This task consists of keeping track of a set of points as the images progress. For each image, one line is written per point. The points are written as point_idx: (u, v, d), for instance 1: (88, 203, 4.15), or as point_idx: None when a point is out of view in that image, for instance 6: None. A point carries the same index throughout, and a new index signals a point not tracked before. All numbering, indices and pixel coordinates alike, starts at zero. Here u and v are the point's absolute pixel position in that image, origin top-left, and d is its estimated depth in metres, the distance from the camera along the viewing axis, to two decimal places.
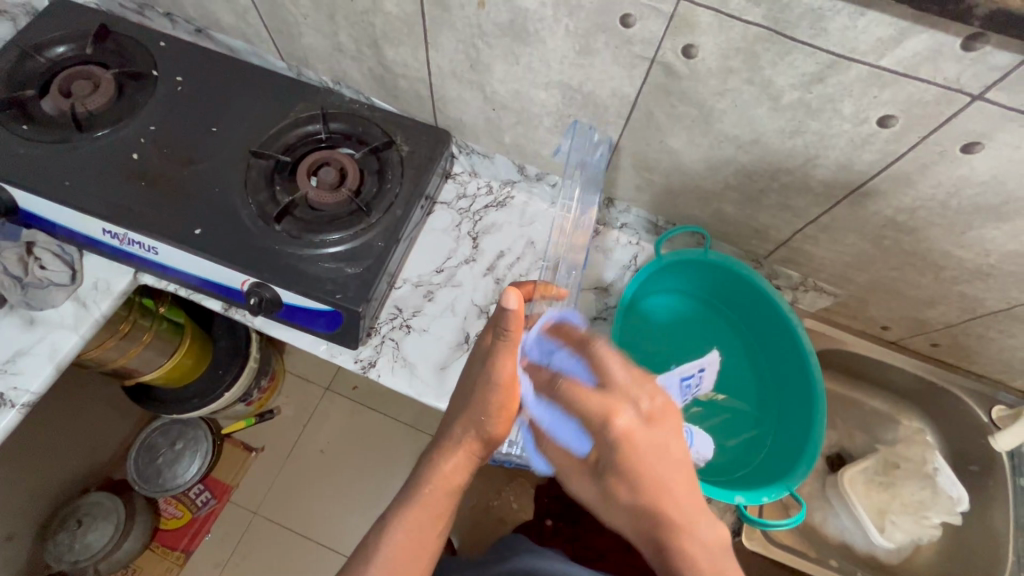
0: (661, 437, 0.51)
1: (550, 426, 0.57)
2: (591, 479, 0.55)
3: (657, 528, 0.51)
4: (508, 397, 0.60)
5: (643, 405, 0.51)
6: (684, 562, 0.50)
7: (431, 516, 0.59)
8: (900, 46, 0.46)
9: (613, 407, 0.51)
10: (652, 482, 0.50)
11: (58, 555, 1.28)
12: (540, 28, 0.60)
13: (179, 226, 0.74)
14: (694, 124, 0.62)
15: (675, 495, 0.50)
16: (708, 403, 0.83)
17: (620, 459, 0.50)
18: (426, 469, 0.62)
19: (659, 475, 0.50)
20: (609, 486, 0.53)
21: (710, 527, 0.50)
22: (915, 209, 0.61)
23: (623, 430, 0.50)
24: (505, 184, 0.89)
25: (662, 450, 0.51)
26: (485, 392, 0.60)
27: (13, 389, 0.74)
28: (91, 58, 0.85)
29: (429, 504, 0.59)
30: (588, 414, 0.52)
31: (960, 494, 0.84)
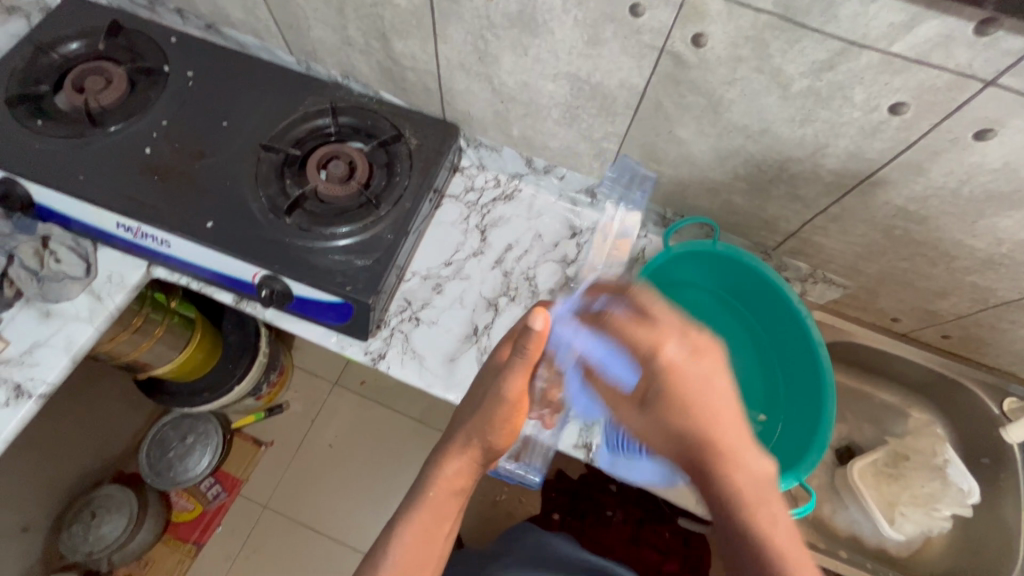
0: (704, 371, 0.53)
1: (602, 361, 0.58)
2: (638, 416, 0.57)
3: (706, 457, 0.52)
4: (514, 412, 0.60)
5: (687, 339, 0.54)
6: (734, 491, 0.50)
7: (437, 516, 0.60)
8: (911, 32, 0.46)
9: (661, 338, 0.53)
10: (702, 411, 0.52)
11: (72, 546, 1.30)
12: (548, 18, 0.60)
13: (192, 220, 0.75)
14: (703, 113, 0.62)
15: (722, 424, 0.52)
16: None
17: (671, 387, 0.53)
18: (436, 460, 0.62)
19: (707, 401, 0.52)
20: (657, 416, 0.54)
21: (758, 460, 0.52)
22: (926, 198, 0.60)
23: (672, 360, 0.53)
24: (513, 177, 0.90)
25: (704, 378, 0.53)
26: (489, 405, 0.60)
27: (30, 380, 0.75)
28: (103, 54, 0.86)
29: (435, 506, 0.60)
30: (637, 346, 0.54)
31: (970, 487, 0.83)
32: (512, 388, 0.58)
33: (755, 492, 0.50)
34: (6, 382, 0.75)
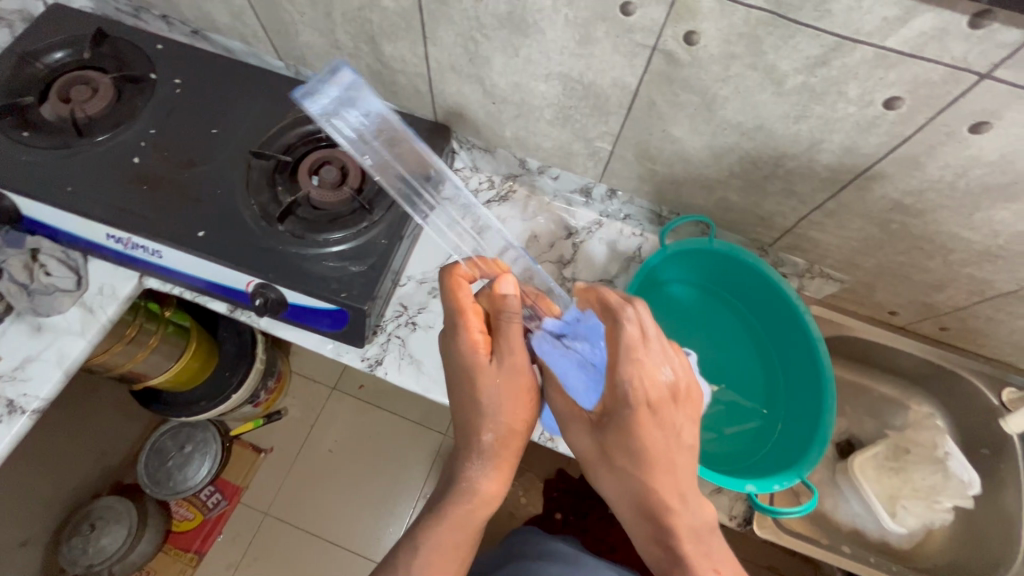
0: (676, 413, 0.56)
1: (563, 377, 0.59)
2: (591, 435, 0.60)
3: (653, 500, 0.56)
4: (514, 396, 0.60)
5: (669, 373, 0.55)
6: (673, 538, 0.55)
7: (461, 529, 0.60)
8: (905, 26, 0.45)
9: (640, 370, 0.54)
10: (654, 454, 0.55)
11: (72, 559, 1.28)
12: (538, 18, 0.59)
13: (183, 229, 0.74)
14: (696, 111, 0.62)
15: (674, 474, 0.56)
16: (718, 394, 0.82)
17: (635, 425, 0.55)
18: None
19: (665, 443, 0.55)
20: (609, 442, 0.58)
21: (700, 510, 0.56)
22: (922, 192, 0.60)
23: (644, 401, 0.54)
24: (507, 179, 0.89)
25: (662, 421, 0.55)
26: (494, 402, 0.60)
27: (22, 396, 0.74)
28: (88, 62, 0.85)
29: (460, 518, 0.60)
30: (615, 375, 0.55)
31: (971, 479, 0.84)
32: (515, 380, 0.60)
33: (693, 537, 0.55)
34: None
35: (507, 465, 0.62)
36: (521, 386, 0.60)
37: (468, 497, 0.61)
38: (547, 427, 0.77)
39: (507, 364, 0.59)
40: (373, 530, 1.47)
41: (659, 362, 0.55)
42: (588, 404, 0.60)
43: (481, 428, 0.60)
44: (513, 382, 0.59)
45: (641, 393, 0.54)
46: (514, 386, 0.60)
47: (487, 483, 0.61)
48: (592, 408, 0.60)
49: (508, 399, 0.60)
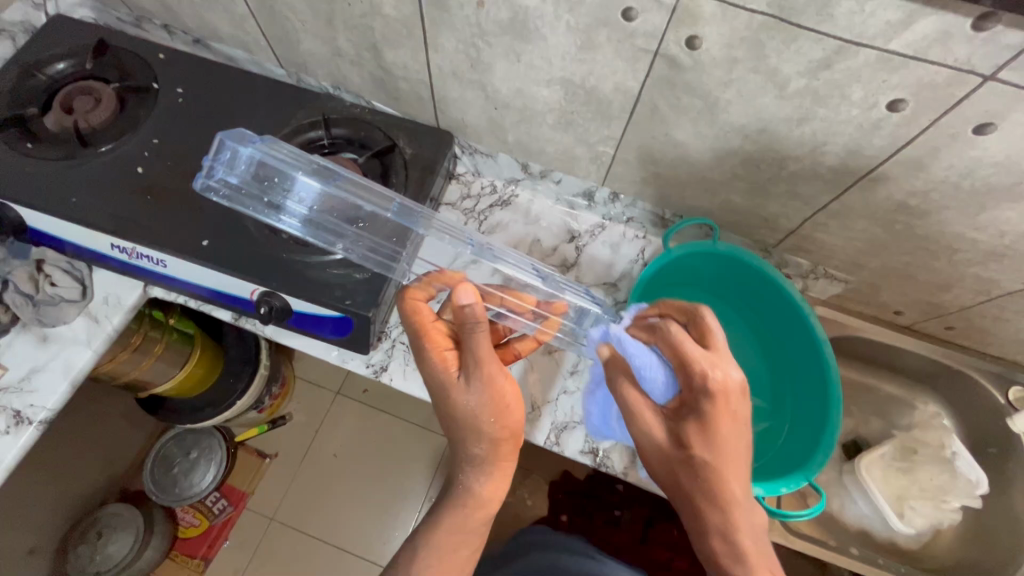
0: (743, 412, 0.56)
1: (639, 367, 0.61)
2: (661, 430, 0.58)
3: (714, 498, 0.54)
4: (500, 408, 0.59)
5: (737, 371, 0.56)
6: (731, 532, 0.54)
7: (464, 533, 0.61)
8: (909, 29, 0.45)
9: (718, 362, 0.55)
10: (723, 450, 0.54)
11: (79, 568, 1.29)
12: (540, 24, 0.59)
13: (187, 238, 0.74)
14: (699, 115, 0.62)
15: (738, 472, 0.55)
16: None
17: (712, 414, 0.54)
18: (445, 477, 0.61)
19: (734, 439, 0.54)
20: (682, 436, 0.56)
21: (756, 511, 0.55)
22: (927, 192, 0.60)
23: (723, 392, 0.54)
24: (509, 183, 0.89)
25: (735, 418, 0.54)
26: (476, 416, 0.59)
27: (29, 407, 0.75)
28: (91, 73, 0.85)
29: (463, 523, 0.61)
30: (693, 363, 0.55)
31: (978, 478, 0.83)
32: (494, 391, 0.58)
33: (752, 534, 0.55)
34: (5, 409, 0.74)
35: (500, 469, 0.62)
36: (505, 394, 0.59)
37: (467, 502, 0.61)
38: (552, 430, 0.77)
39: (483, 377, 0.58)
40: (378, 534, 1.47)
41: (728, 357, 0.56)
42: (660, 398, 0.61)
43: (471, 439, 0.60)
44: (491, 393, 0.58)
45: (723, 380, 0.54)
46: (496, 396, 0.58)
47: (483, 486, 0.62)
48: (664, 402, 0.60)
49: (490, 413, 0.58)
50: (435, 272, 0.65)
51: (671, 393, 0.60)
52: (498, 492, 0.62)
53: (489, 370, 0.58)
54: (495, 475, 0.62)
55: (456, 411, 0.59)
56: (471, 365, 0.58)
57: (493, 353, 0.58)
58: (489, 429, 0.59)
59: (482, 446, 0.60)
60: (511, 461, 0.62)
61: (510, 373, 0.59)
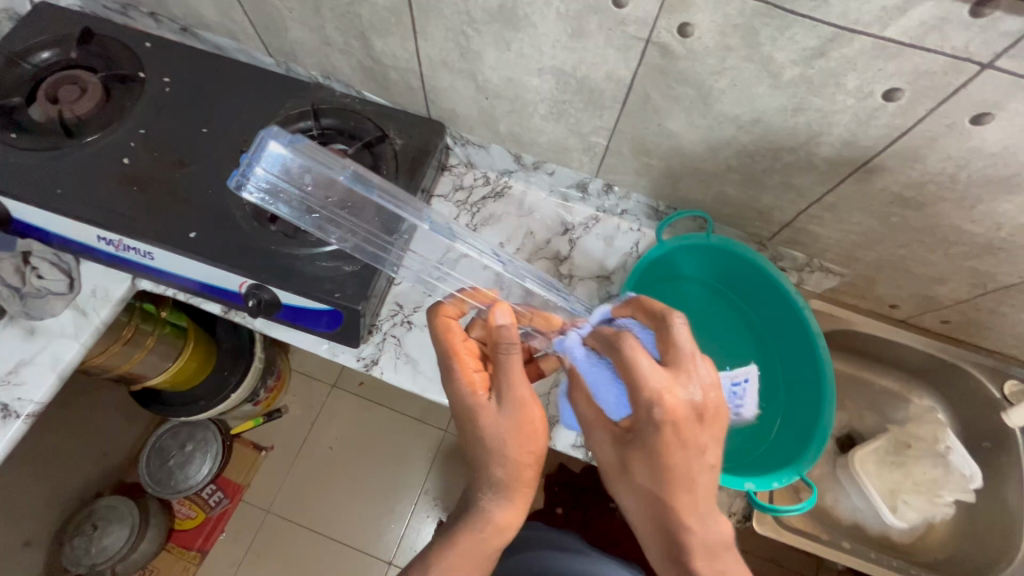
0: (705, 436, 0.54)
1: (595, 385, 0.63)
2: (617, 447, 0.61)
3: (669, 517, 0.56)
4: (524, 436, 0.58)
5: (695, 391, 0.54)
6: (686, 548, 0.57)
7: (480, 548, 0.60)
8: (905, 15, 0.44)
9: (665, 385, 0.53)
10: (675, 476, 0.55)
11: (75, 559, 1.29)
12: (530, 12, 0.58)
13: (173, 230, 0.73)
14: (692, 105, 0.61)
15: (694, 494, 0.55)
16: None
17: (662, 448, 0.54)
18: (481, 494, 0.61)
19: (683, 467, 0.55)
20: (632, 460, 0.58)
21: (716, 529, 0.57)
22: (923, 184, 0.59)
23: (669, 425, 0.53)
24: (502, 174, 0.88)
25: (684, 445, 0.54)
26: (500, 447, 0.58)
27: (17, 400, 0.74)
28: (76, 62, 0.84)
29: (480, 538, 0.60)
30: (637, 387, 0.54)
31: (972, 472, 0.83)
32: (524, 417, 0.58)
33: (705, 553, 0.57)
34: None
35: (520, 496, 0.61)
36: (533, 419, 0.58)
37: (481, 524, 0.60)
38: (544, 424, 0.76)
39: (513, 403, 0.57)
40: (374, 526, 1.48)
41: (686, 375, 0.54)
42: (615, 414, 0.63)
43: (493, 463, 0.59)
44: (521, 417, 0.58)
45: (671, 412, 0.53)
46: (525, 423, 0.58)
47: (501, 510, 0.61)
48: (619, 419, 0.62)
49: (515, 437, 0.58)
50: (469, 290, 0.67)
51: (625, 410, 0.61)
52: (517, 513, 0.62)
53: (523, 397, 0.57)
54: (516, 500, 0.61)
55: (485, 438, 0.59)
56: (507, 392, 0.58)
57: (528, 382, 0.58)
58: (512, 453, 0.58)
59: (513, 473, 0.59)
60: (531, 487, 0.61)
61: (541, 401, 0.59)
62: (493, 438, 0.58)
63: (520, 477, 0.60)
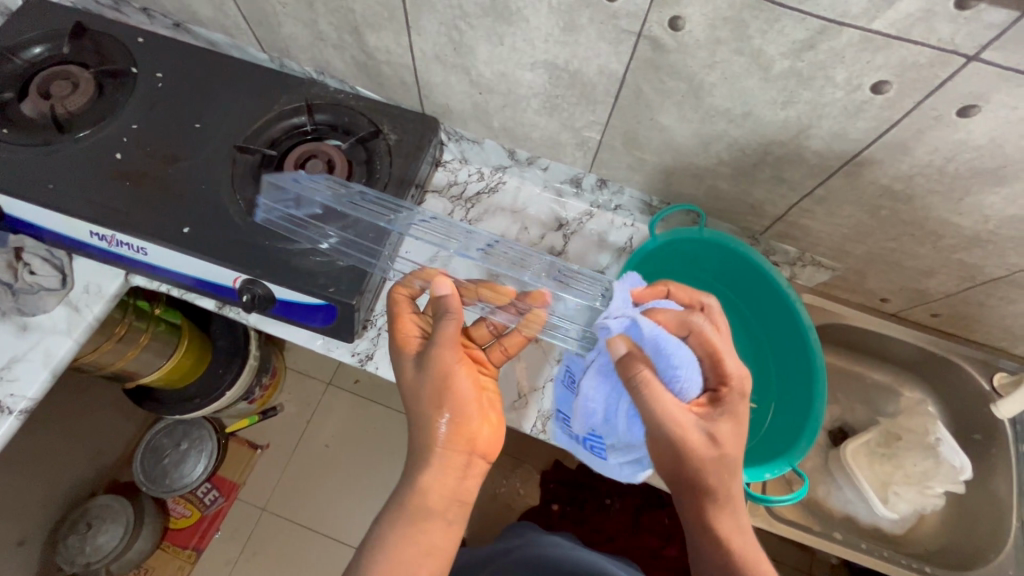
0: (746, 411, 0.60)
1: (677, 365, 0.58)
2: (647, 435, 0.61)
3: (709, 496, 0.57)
4: (451, 389, 0.60)
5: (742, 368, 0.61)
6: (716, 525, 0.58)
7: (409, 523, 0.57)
8: (892, 8, 0.45)
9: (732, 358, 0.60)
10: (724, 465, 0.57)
11: (70, 558, 1.29)
12: (522, 6, 0.58)
13: (166, 225, 0.73)
14: (683, 98, 0.61)
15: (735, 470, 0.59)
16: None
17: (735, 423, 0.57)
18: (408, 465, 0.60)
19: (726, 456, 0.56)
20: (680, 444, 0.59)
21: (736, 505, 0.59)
22: (911, 177, 0.59)
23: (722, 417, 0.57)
24: (496, 170, 0.88)
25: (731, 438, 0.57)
26: (426, 400, 0.60)
27: (9, 396, 0.74)
28: (68, 57, 0.83)
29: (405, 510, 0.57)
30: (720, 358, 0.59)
31: (963, 463, 0.82)
32: (452, 372, 0.60)
33: (735, 528, 0.58)
34: None
35: (449, 462, 0.59)
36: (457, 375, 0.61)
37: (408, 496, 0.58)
38: (539, 417, 0.77)
39: (434, 359, 0.60)
40: (370, 522, 1.48)
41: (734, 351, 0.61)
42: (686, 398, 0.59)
43: (422, 422, 0.60)
44: (444, 370, 0.60)
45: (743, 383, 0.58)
46: (447, 379, 0.60)
47: (430, 478, 0.58)
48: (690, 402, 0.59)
49: (432, 394, 0.60)
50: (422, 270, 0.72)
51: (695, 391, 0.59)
52: (447, 490, 0.59)
53: (438, 352, 0.60)
54: (444, 471, 0.59)
55: (411, 399, 0.62)
56: (427, 350, 0.61)
57: (452, 340, 0.61)
58: (431, 410, 0.60)
59: (432, 435, 0.59)
60: (463, 453, 0.60)
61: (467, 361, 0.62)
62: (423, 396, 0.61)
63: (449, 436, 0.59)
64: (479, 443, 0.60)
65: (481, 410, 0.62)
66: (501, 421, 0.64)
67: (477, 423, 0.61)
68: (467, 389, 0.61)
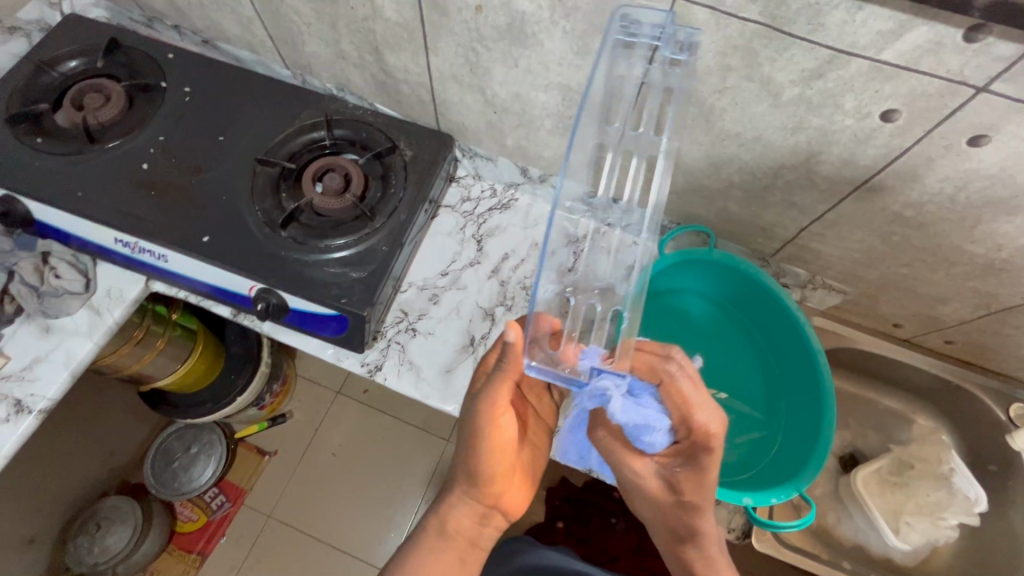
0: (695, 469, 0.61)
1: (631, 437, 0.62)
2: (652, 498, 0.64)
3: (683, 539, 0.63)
4: (489, 445, 0.63)
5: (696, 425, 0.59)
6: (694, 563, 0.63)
7: (431, 554, 0.65)
8: (900, 39, 0.45)
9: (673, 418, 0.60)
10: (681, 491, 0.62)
11: (78, 558, 1.31)
12: (537, 30, 0.60)
13: (188, 235, 0.76)
14: (694, 122, 0.62)
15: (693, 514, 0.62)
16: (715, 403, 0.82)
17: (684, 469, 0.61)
18: (437, 502, 0.68)
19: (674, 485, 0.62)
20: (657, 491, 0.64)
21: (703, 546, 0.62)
22: (923, 204, 0.59)
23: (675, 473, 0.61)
24: (509, 187, 0.92)
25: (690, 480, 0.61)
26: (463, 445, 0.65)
27: (30, 396, 0.76)
28: (102, 71, 0.87)
29: (430, 541, 0.66)
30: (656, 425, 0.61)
31: (978, 495, 0.81)
32: (492, 430, 0.63)
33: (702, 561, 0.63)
34: (7, 398, 0.76)
35: (470, 502, 0.67)
36: (501, 437, 0.64)
37: (434, 527, 0.66)
38: (544, 434, 0.77)
39: (480, 412, 0.62)
40: (373, 533, 1.48)
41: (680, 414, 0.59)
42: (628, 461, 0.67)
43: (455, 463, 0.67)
44: (481, 425, 0.63)
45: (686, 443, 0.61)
46: (484, 437, 0.63)
47: (456, 516, 0.66)
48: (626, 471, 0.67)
49: (470, 447, 0.64)
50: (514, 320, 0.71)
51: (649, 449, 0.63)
52: (467, 530, 0.67)
53: (484, 413, 0.62)
54: (467, 514, 0.67)
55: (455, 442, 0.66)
56: (477, 399, 0.63)
57: (506, 399, 0.63)
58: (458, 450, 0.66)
59: (460, 486, 0.66)
60: (482, 500, 0.67)
61: (510, 419, 0.64)
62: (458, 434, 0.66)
63: (472, 484, 0.66)
64: (501, 493, 0.67)
65: (512, 471, 0.67)
66: (529, 479, 0.70)
67: (505, 482, 0.66)
68: (507, 453, 0.65)
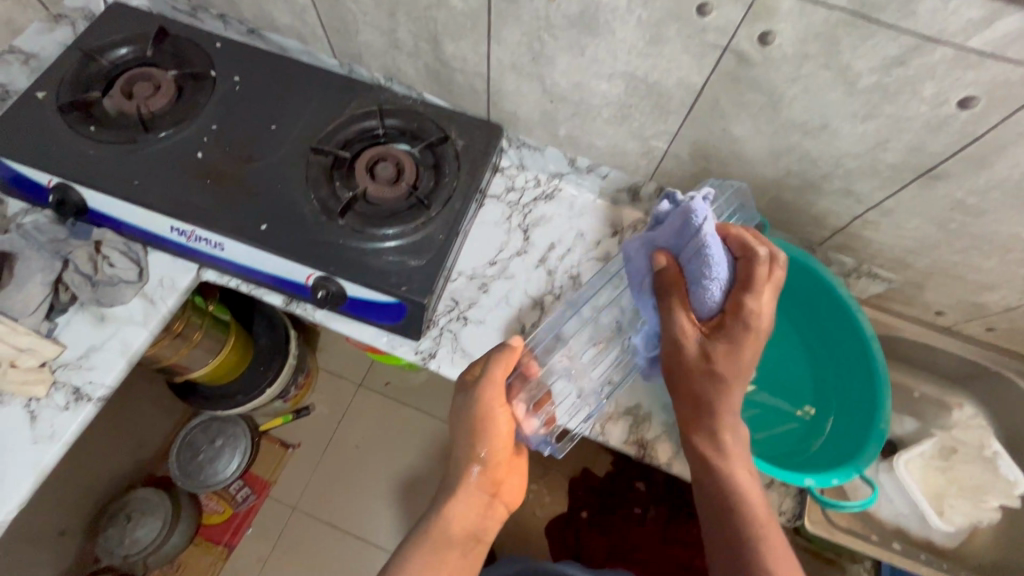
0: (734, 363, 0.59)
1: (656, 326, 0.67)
2: (706, 346, 0.60)
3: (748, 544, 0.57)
4: (491, 430, 0.68)
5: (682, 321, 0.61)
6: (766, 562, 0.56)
7: (436, 547, 0.63)
8: (990, 27, 0.46)
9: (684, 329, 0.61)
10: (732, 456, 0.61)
11: (109, 549, 1.32)
12: (611, 18, 0.60)
13: (246, 223, 0.76)
14: (760, 111, 0.63)
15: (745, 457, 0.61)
16: (764, 386, 0.84)
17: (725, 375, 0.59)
18: (438, 499, 0.67)
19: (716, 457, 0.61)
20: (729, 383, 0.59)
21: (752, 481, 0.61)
22: (986, 191, 0.61)
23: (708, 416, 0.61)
24: (553, 177, 0.92)
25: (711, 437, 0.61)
26: (463, 430, 0.69)
27: (88, 384, 0.76)
28: (151, 59, 0.87)
29: (433, 533, 0.64)
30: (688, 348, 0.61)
31: (1018, 478, 0.83)
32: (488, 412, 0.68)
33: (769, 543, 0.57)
34: (65, 386, 0.76)
35: (469, 492, 0.67)
36: (496, 421, 0.68)
37: (435, 520, 0.65)
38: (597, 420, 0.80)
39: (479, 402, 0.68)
40: (399, 523, 1.49)
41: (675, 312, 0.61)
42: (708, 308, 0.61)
43: (457, 452, 0.69)
44: (485, 412, 0.68)
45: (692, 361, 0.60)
46: (483, 421, 0.68)
47: (456, 508, 0.66)
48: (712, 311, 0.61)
49: (472, 430, 0.67)
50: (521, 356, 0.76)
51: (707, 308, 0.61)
52: (467, 521, 0.66)
53: (482, 401, 0.68)
54: (468, 503, 0.66)
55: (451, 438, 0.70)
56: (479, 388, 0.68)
57: (499, 394, 0.68)
58: (461, 439, 0.69)
59: (466, 467, 0.67)
60: (482, 490, 0.67)
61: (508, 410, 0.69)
62: (458, 416, 0.70)
63: (473, 468, 0.67)
64: (499, 478, 0.68)
65: (511, 458, 0.70)
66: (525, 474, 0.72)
67: (505, 466, 0.69)
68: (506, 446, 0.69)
